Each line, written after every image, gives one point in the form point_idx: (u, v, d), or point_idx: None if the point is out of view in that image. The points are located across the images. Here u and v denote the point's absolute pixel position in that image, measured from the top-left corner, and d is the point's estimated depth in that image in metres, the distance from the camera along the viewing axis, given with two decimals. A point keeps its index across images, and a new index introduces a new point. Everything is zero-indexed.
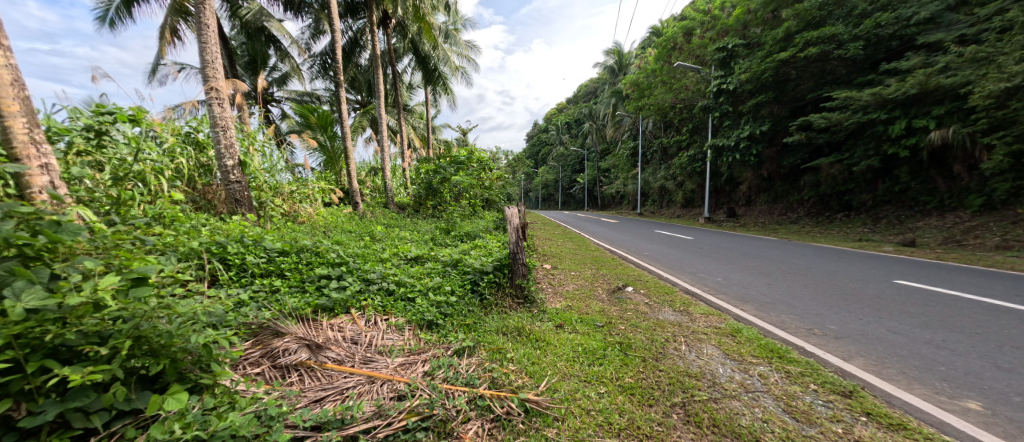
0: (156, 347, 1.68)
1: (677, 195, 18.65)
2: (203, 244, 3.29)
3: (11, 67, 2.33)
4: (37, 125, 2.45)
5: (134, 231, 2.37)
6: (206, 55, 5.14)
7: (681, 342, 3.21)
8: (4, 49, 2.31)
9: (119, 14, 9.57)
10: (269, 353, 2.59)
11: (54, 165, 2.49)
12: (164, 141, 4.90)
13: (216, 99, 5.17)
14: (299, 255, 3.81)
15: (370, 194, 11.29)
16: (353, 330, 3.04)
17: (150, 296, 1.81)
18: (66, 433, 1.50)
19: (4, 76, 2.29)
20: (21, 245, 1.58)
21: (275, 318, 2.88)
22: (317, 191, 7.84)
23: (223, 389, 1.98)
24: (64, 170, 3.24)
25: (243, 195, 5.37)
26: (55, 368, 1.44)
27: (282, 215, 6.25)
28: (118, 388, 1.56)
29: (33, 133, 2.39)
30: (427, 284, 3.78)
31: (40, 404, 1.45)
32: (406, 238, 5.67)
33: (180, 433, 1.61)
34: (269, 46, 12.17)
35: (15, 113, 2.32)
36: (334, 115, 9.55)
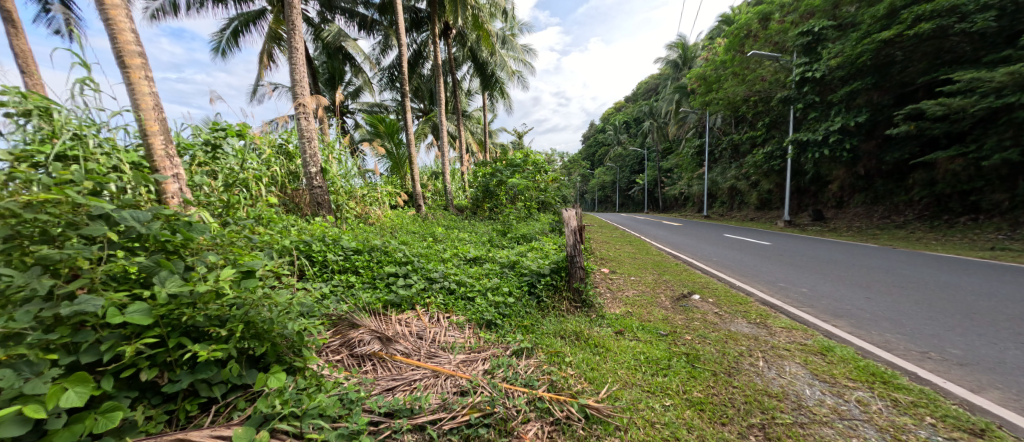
0: (261, 330, 1.94)
1: (751, 196, 17.26)
2: (293, 242, 3.73)
3: (154, 95, 2.97)
4: (172, 141, 2.98)
5: (241, 231, 2.73)
6: (296, 75, 5.79)
7: (758, 358, 2.99)
8: (149, 80, 2.96)
9: (228, 45, 11.05)
10: (348, 342, 2.85)
11: (183, 175, 2.97)
12: (262, 153, 5.61)
13: (303, 113, 5.78)
14: (370, 253, 4.12)
15: (431, 197, 11.82)
16: (419, 326, 3.22)
17: (256, 286, 2.07)
18: (195, 400, 1.77)
19: (150, 102, 2.90)
20: (164, 241, 1.89)
21: (351, 311, 3.16)
22: (385, 194, 8.39)
23: (311, 371, 2.20)
24: (188, 179, 3.84)
25: (323, 199, 5.91)
26: (189, 344, 1.71)
27: (355, 217, 6.77)
28: (232, 365, 1.82)
29: (168, 148, 2.91)
30: (485, 284, 3.92)
31: (177, 374, 1.72)
32: (464, 239, 5.89)
33: (279, 407, 1.84)
34: (345, 63, 13.30)
35: (156, 132, 2.88)
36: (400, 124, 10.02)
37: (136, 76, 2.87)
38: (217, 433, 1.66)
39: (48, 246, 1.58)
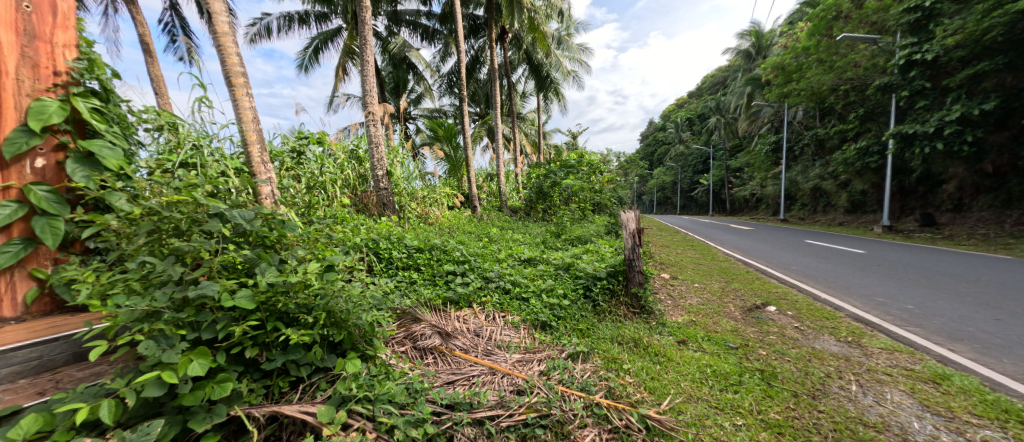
0: (339, 319, 2.12)
1: (839, 198, 15.51)
2: (363, 239, 4.04)
3: (252, 110, 3.61)
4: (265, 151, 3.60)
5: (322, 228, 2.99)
6: (366, 85, 6.24)
7: (850, 381, 2.70)
8: (249, 97, 3.62)
9: (309, 61, 12.22)
10: (411, 335, 3.02)
11: (274, 180, 3.36)
12: (337, 158, 6.11)
13: (372, 121, 6.22)
14: (431, 252, 4.33)
15: (486, 199, 12.09)
16: (476, 323, 3.32)
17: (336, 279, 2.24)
18: (286, 378, 1.98)
19: (248, 115, 3.54)
20: (263, 236, 2.13)
21: (414, 306, 3.33)
22: (443, 196, 8.71)
23: (380, 361, 2.37)
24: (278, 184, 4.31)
25: (388, 200, 6.29)
26: (283, 328, 1.91)
27: (417, 217, 7.13)
28: (317, 349, 2.01)
29: (262, 156, 3.53)
30: (540, 285, 3.95)
31: (273, 354, 1.93)
32: (519, 240, 5.97)
33: (355, 391, 2.00)
34: (409, 72, 14.05)
35: (254, 141, 3.50)
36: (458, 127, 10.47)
37: (240, 94, 3.56)
38: (304, 409, 1.85)
39: (177, 237, 1.86)
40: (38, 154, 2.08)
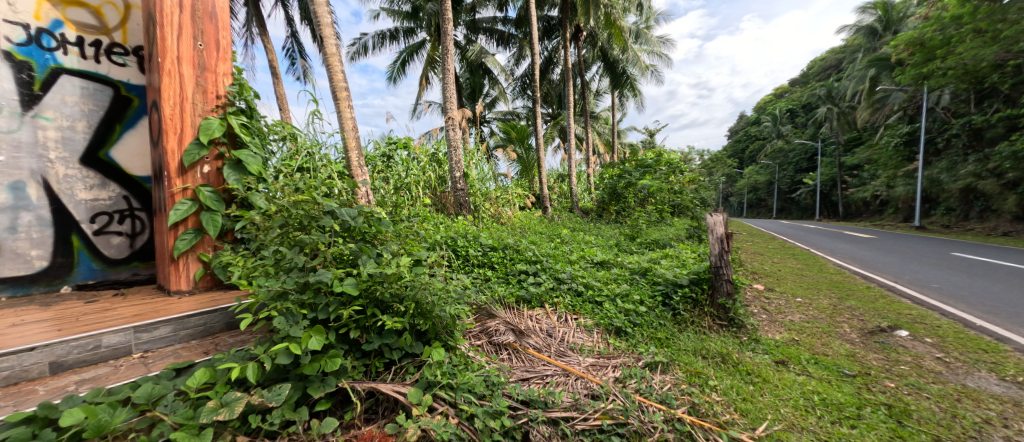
0: (425, 310, 2.25)
1: (997, 201, 12.73)
2: (443, 238, 4.27)
3: (351, 120, 4.08)
4: (361, 157, 4.03)
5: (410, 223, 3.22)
6: (447, 92, 6.64)
7: (1017, 432, 2.24)
8: (350, 109, 4.11)
9: (397, 74, 13.28)
10: (486, 331, 3.08)
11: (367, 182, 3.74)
12: (420, 161, 6.57)
13: (452, 125, 6.58)
14: (504, 251, 4.45)
15: (558, 200, 12.04)
16: (548, 324, 3.33)
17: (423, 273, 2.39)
18: (381, 359, 2.18)
19: (349, 124, 4.01)
20: (362, 231, 2.35)
21: (488, 302, 3.41)
22: (515, 196, 8.84)
23: (459, 352, 2.50)
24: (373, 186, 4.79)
25: (464, 200, 6.59)
26: (380, 315, 2.09)
27: (490, 217, 7.37)
28: (406, 336, 2.17)
29: (358, 161, 3.97)
30: (615, 290, 3.86)
31: (371, 337, 2.13)
32: (591, 242, 5.89)
33: (439, 378, 2.15)
34: (484, 77, 14.54)
35: (353, 147, 3.96)
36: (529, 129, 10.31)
37: (343, 106, 4.06)
38: (397, 389, 2.04)
39: (300, 231, 2.19)
40: (205, 161, 2.61)
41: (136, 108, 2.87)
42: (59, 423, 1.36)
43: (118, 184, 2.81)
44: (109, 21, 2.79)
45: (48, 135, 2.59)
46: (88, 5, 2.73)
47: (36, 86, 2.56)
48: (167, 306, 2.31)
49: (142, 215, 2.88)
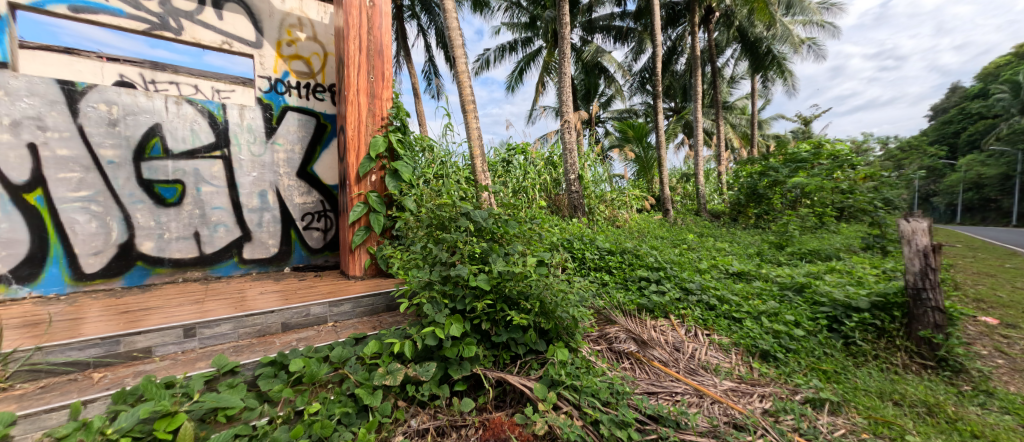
0: (548, 309, 2.33)
1: None
2: (559, 239, 4.21)
3: (474, 128, 4.42)
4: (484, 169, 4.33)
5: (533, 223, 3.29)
6: (563, 96, 6.74)
7: None
8: (474, 118, 4.46)
9: (514, 83, 13.89)
10: (604, 336, 2.93)
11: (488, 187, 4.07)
12: (537, 166, 6.75)
13: (568, 129, 6.63)
14: (622, 255, 4.25)
15: (680, 201, 11.17)
16: (675, 337, 3.04)
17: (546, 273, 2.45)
18: (509, 352, 2.33)
19: (474, 133, 4.37)
20: (492, 231, 2.50)
21: (606, 307, 3.26)
22: (632, 198, 8.34)
23: (581, 355, 2.49)
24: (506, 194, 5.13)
25: (579, 203, 6.56)
26: (509, 310, 2.25)
27: (606, 219, 7.18)
28: (532, 333, 2.28)
29: (482, 167, 4.28)
30: (758, 307, 3.30)
31: (500, 331, 2.29)
32: (726, 250, 5.30)
33: (564, 377, 2.19)
34: (600, 77, 14.28)
35: (479, 155, 4.30)
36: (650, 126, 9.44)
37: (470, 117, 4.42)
38: (524, 382, 2.15)
39: (439, 230, 2.52)
40: (374, 172, 3.14)
41: (329, 132, 3.69)
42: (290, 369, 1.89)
43: (318, 192, 3.66)
44: (314, 67, 3.63)
45: (278, 156, 3.48)
46: (303, 57, 3.58)
47: (273, 121, 3.45)
48: (346, 287, 2.90)
49: (331, 215, 3.71)
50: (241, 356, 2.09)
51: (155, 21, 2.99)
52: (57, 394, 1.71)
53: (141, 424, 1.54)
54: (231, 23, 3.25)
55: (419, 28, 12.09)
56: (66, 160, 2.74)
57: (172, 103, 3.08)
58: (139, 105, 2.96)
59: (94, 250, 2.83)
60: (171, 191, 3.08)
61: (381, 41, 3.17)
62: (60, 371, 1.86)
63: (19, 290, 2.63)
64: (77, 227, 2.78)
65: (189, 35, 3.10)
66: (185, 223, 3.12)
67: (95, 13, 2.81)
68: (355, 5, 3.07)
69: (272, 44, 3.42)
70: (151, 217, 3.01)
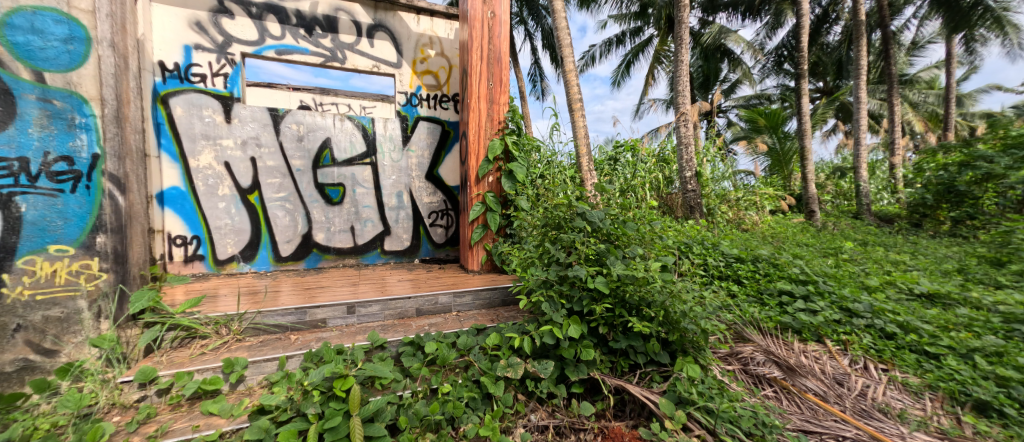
0: (672, 320, 2.19)
1: None
2: (677, 242, 3.90)
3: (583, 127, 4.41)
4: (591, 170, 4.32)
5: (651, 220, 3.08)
6: (679, 86, 6.25)
7: None
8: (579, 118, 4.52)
9: (621, 76, 13.28)
10: (737, 356, 2.63)
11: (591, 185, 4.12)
12: (648, 163, 6.35)
13: (684, 121, 6.12)
14: (755, 263, 3.76)
15: (832, 202, 9.34)
16: (834, 366, 2.56)
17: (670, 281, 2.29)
18: (628, 360, 2.27)
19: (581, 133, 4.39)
20: (609, 232, 2.42)
21: (740, 322, 2.92)
22: (766, 198, 7.20)
23: (713, 374, 2.30)
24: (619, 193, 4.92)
25: (696, 202, 5.96)
26: (629, 317, 2.18)
27: (729, 221, 6.38)
28: (655, 344, 2.18)
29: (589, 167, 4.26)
30: (960, 340, 2.55)
31: (619, 338, 2.24)
32: (901, 264, 4.24)
33: (696, 397, 2.05)
34: (723, 61, 12.79)
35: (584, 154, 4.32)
36: (786, 112, 7.91)
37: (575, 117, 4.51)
38: (645, 394, 2.10)
39: (556, 230, 2.52)
40: (490, 173, 3.36)
41: (452, 138, 4.11)
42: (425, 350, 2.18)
43: (442, 193, 4.11)
44: (441, 79, 4.06)
45: (411, 161, 3.98)
46: (432, 71, 4.02)
47: (408, 130, 3.96)
48: (465, 280, 3.16)
49: (452, 213, 4.15)
50: (386, 334, 2.45)
51: (328, 54, 3.66)
52: (267, 349, 2.22)
53: (324, 381, 1.90)
54: (379, 48, 3.82)
55: (526, 33, 12.41)
56: (271, 169, 3.55)
57: (338, 120, 3.73)
58: (317, 123, 3.67)
59: (287, 239, 3.62)
60: (336, 193, 3.75)
61: (500, 49, 3.35)
62: (267, 330, 2.40)
63: (244, 267, 3.50)
64: (276, 221, 3.57)
65: (349, 63, 3.73)
66: (345, 219, 3.79)
67: (291, 53, 3.56)
68: (478, 18, 3.30)
69: (408, 63, 3.91)
70: (325, 214, 3.72)
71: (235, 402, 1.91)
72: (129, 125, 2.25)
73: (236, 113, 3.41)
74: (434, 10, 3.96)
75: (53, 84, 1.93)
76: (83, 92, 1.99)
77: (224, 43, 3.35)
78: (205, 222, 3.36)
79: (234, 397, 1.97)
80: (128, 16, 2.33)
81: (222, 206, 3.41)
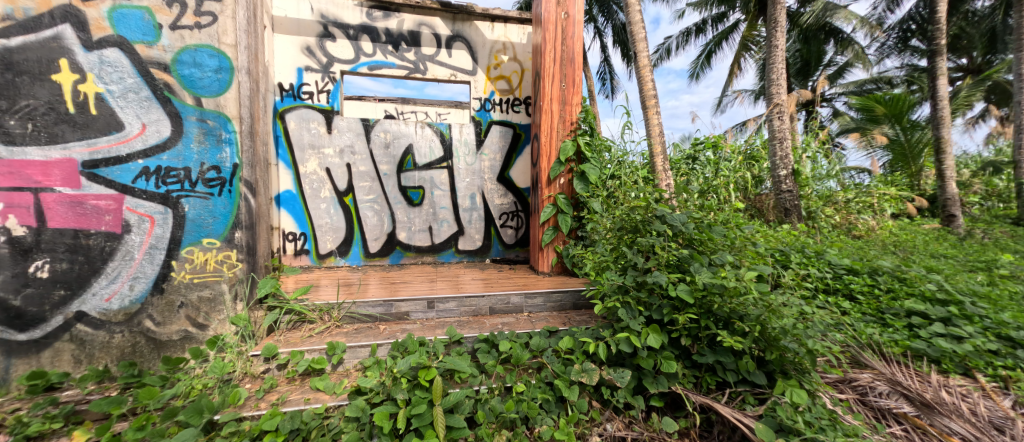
0: (771, 336, 2.02)
1: None
2: (772, 250, 3.52)
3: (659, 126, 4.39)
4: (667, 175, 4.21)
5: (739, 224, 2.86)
6: (773, 74, 5.69)
7: None
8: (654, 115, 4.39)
9: (702, 68, 12.39)
10: (851, 384, 2.30)
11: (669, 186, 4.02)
12: (734, 162, 5.81)
13: (778, 113, 5.54)
14: (872, 277, 3.28)
15: (981, 204, 7.68)
16: (992, 409, 2.04)
17: (767, 293, 2.09)
18: (715, 376, 2.14)
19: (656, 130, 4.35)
20: (692, 237, 2.30)
21: (857, 345, 2.54)
22: (886, 199, 6.16)
23: (822, 402, 2.03)
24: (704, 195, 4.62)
25: (793, 205, 5.31)
26: (716, 330, 2.05)
27: (836, 226, 5.55)
28: (749, 361, 2.04)
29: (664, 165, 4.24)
30: None
31: (704, 351, 2.13)
32: None
33: (801, 426, 1.86)
34: (827, 42, 11.40)
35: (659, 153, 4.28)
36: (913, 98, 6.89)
37: (650, 114, 4.39)
38: (736, 416, 1.97)
39: (632, 233, 2.46)
40: (562, 175, 3.37)
41: (523, 140, 4.21)
42: (500, 348, 2.28)
43: (513, 194, 4.22)
44: (513, 83, 4.18)
45: (484, 164, 4.15)
46: (505, 76, 4.16)
47: (482, 134, 4.13)
48: (536, 281, 3.21)
49: (522, 215, 4.25)
50: (463, 329, 2.59)
51: (411, 67, 3.96)
52: (361, 336, 2.47)
53: (409, 370, 2.06)
54: (457, 57, 4.04)
55: (596, 30, 12.17)
56: (363, 174, 3.93)
57: (419, 127, 4.01)
58: (401, 131, 3.99)
59: (375, 237, 3.98)
60: (417, 194, 4.04)
61: (574, 49, 3.34)
62: (361, 319, 2.67)
63: (339, 261, 3.92)
64: (367, 220, 3.94)
65: (430, 73, 4.00)
66: (424, 219, 4.06)
67: (381, 68, 3.91)
68: (552, 20, 3.34)
69: (483, 70, 4.08)
70: (408, 215, 4.02)
71: (336, 381, 2.17)
72: (258, 138, 2.65)
73: (336, 124, 3.84)
74: (508, 16, 4.07)
75: (207, 107, 2.35)
76: (227, 112, 2.39)
77: (328, 63, 3.79)
78: (311, 220, 3.83)
79: (335, 376, 2.23)
80: (259, 46, 2.75)
81: (323, 206, 3.85)
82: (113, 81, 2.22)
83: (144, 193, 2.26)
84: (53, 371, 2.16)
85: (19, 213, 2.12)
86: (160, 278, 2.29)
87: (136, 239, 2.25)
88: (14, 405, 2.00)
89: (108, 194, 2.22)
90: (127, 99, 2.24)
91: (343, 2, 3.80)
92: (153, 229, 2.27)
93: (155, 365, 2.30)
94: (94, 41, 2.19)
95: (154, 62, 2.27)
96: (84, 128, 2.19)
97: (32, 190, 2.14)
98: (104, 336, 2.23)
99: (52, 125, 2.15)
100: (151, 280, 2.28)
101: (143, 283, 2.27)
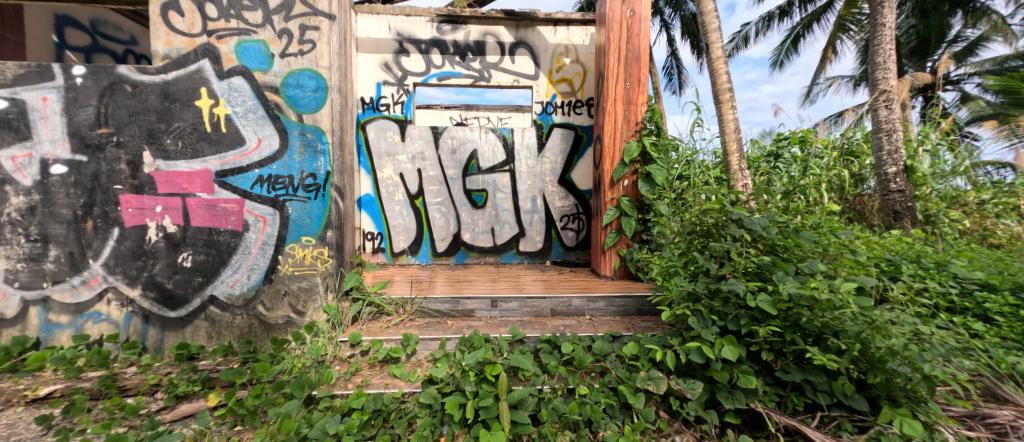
0: (877, 357, 1.85)
1: None
2: (875, 260, 3.13)
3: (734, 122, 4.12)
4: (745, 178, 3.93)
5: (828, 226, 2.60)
6: (877, 57, 5.06)
7: None
8: (730, 110, 4.15)
9: (787, 55, 11.32)
10: (985, 421, 1.99)
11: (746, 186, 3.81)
12: (827, 158, 5.24)
13: (883, 102, 4.91)
14: (1018, 296, 2.77)
15: None
16: None
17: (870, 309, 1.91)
18: (803, 397, 2.00)
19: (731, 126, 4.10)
20: (774, 242, 2.17)
21: (992, 375, 2.18)
22: None
23: (943, 437, 1.81)
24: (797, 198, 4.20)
25: (904, 207, 4.67)
26: (802, 345, 1.92)
27: (964, 231, 4.73)
28: (845, 383, 1.89)
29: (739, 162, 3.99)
30: None
31: (789, 368, 2.00)
32: None
33: None
34: (953, 14, 9.87)
35: (733, 150, 4.06)
36: None
37: (726, 109, 4.16)
38: None
39: (705, 237, 2.37)
40: (625, 177, 3.33)
41: (585, 142, 4.22)
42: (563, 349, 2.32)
43: (574, 197, 4.24)
44: (575, 85, 4.21)
45: (546, 167, 4.21)
46: (567, 79, 4.19)
47: (544, 137, 4.20)
48: (598, 284, 3.21)
49: (583, 217, 4.25)
50: (525, 329, 2.67)
51: (477, 75, 4.14)
52: (431, 330, 2.66)
53: (477, 365, 2.18)
54: (520, 63, 4.15)
55: (663, 23, 11.68)
56: (433, 178, 4.19)
57: (483, 133, 4.19)
58: (467, 137, 4.19)
59: (442, 237, 4.22)
60: (481, 197, 4.21)
61: (640, 47, 3.29)
62: (430, 314, 2.86)
63: (411, 260, 4.21)
64: (435, 221, 4.20)
65: (494, 80, 4.16)
66: (487, 221, 4.22)
67: (449, 78, 4.15)
68: (617, 19, 3.31)
69: (545, 74, 4.16)
70: (474, 217, 4.22)
71: (411, 370, 2.36)
72: (346, 148, 2.97)
73: (409, 133, 4.14)
74: (571, 19, 4.10)
75: (307, 122, 2.69)
76: (323, 126, 2.71)
77: (402, 76, 4.11)
78: (387, 221, 4.16)
79: (410, 365, 2.43)
80: (348, 65, 3.08)
81: (398, 208, 4.17)
82: (238, 104, 2.63)
83: (259, 198, 2.65)
84: (193, 343, 2.62)
85: (172, 214, 2.60)
86: (270, 270, 2.66)
87: (253, 236, 2.64)
88: (167, 369, 2.46)
89: (233, 198, 2.63)
90: (248, 118, 2.64)
91: (417, 19, 4.08)
92: (265, 228, 2.66)
93: (264, 344, 2.67)
94: (225, 71, 2.62)
95: (267, 85, 2.65)
96: (217, 144, 2.62)
97: (181, 195, 2.61)
98: (229, 317, 2.64)
99: (195, 142, 2.61)
100: (263, 271, 2.66)
101: (257, 274, 2.66)
